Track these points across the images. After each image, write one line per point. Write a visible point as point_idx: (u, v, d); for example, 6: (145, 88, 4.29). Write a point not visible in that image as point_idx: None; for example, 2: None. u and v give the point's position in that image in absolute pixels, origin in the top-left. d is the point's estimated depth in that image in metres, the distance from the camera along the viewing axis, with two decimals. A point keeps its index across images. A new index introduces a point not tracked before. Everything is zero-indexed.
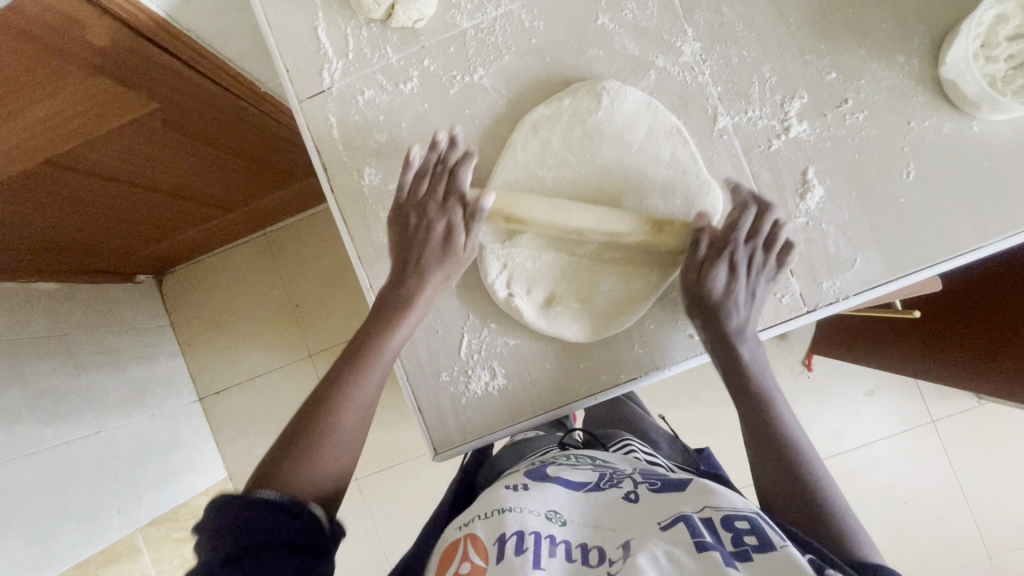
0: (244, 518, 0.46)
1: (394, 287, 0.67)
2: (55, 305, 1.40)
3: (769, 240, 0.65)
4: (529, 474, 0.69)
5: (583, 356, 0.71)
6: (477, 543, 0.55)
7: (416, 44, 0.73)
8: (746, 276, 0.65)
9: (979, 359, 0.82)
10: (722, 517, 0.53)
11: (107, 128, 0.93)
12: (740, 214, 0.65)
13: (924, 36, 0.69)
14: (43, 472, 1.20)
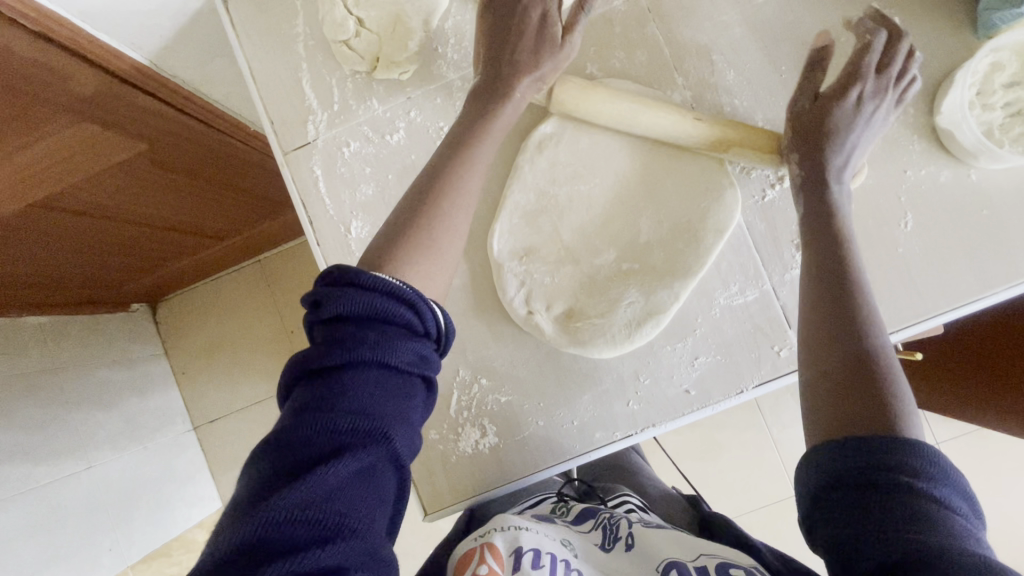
0: (363, 327, 0.46)
1: (491, 78, 0.64)
2: (45, 342, 1.38)
3: (886, 64, 0.64)
4: (535, 515, 0.72)
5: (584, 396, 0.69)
6: (494, 551, 0.58)
7: (402, 95, 0.72)
8: (870, 98, 0.63)
9: (985, 405, 0.79)
10: (718, 564, 0.57)
11: (94, 173, 0.91)
12: (870, 39, 0.64)
13: (919, 84, 0.67)
14: (31, 515, 1.17)
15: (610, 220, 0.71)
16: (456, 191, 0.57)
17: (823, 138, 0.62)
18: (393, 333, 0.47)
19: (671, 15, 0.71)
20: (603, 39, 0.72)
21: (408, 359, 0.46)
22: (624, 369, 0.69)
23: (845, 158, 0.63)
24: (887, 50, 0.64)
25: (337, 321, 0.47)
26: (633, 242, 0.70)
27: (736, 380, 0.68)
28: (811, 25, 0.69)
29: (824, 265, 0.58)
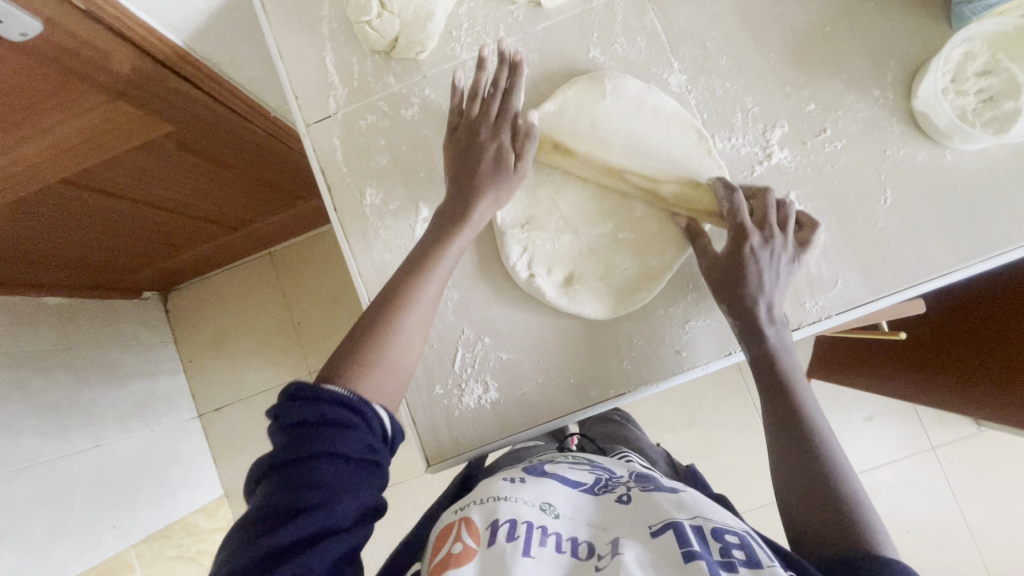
0: (314, 426, 0.50)
1: (450, 211, 0.69)
2: (62, 319, 1.43)
3: (765, 216, 0.68)
4: (526, 468, 0.70)
5: (581, 355, 0.74)
6: (470, 526, 0.56)
7: (417, 73, 0.78)
8: (768, 259, 0.66)
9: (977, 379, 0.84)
10: (711, 528, 0.54)
11: (124, 148, 0.97)
12: (730, 205, 0.68)
13: (897, 71, 0.73)
14: (43, 484, 1.19)
15: (611, 200, 0.75)
16: (404, 319, 0.62)
17: (741, 282, 0.66)
18: (341, 429, 0.51)
19: (669, 5, 0.76)
20: (605, 26, 0.77)
21: (357, 449, 0.51)
22: (620, 331, 0.73)
23: (767, 296, 0.66)
24: (761, 196, 0.69)
25: (293, 424, 0.51)
26: (631, 218, 0.75)
27: (726, 343, 0.72)
28: (797, 16, 0.74)
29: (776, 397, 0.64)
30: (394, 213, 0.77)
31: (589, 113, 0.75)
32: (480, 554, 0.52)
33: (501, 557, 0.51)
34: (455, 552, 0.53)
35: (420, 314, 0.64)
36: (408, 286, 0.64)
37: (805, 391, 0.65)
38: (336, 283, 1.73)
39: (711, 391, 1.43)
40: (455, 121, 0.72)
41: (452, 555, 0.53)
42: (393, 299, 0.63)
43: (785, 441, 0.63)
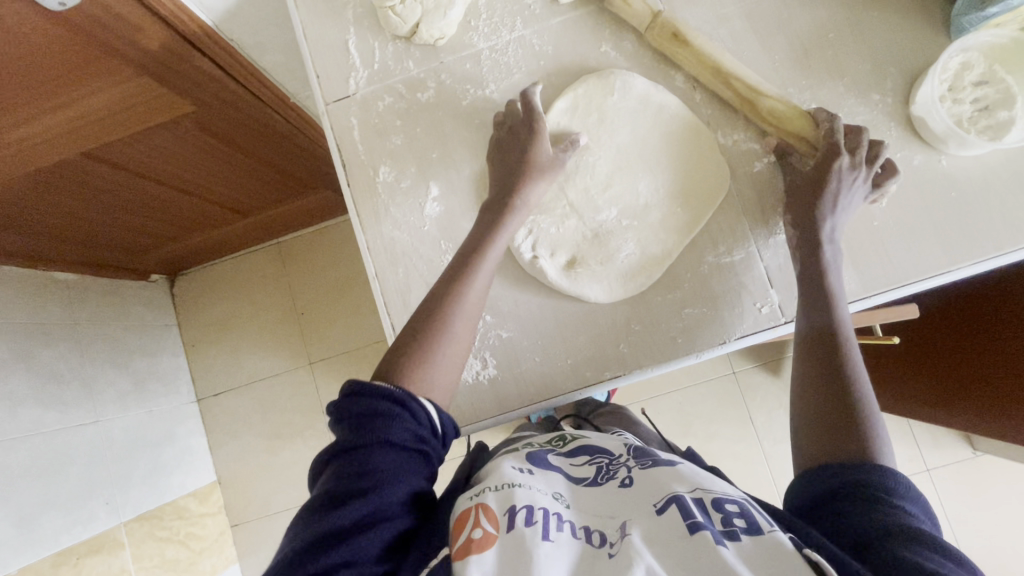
0: (366, 417, 0.52)
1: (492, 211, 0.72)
2: (71, 293, 1.44)
3: (855, 145, 0.70)
4: (528, 458, 0.65)
5: (578, 336, 0.76)
6: (488, 512, 0.51)
7: (435, 59, 0.81)
8: (850, 181, 0.69)
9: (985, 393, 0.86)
10: (712, 499, 0.51)
11: (145, 125, 0.99)
12: (831, 123, 0.70)
13: (897, 78, 0.75)
14: (40, 456, 1.21)
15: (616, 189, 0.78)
16: (454, 328, 0.63)
17: (819, 197, 0.68)
18: (390, 417, 0.53)
19: (679, 5, 0.79)
20: (616, 23, 0.80)
21: (404, 438, 0.52)
22: (618, 315, 0.75)
23: (836, 218, 0.69)
24: (855, 134, 0.71)
25: (348, 416, 0.53)
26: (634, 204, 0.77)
27: (721, 331, 0.73)
28: (801, 22, 0.77)
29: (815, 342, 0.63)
30: (404, 191, 0.80)
31: (598, 107, 0.78)
32: (501, 540, 0.47)
33: (519, 541, 0.46)
34: (476, 539, 0.47)
35: (468, 324, 0.65)
36: (456, 286, 0.65)
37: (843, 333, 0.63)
38: (343, 274, 1.72)
39: (708, 401, 1.44)
40: (496, 141, 0.76)
41: (473, 542, 0.47)
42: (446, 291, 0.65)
43: (811, 378, 0.61)
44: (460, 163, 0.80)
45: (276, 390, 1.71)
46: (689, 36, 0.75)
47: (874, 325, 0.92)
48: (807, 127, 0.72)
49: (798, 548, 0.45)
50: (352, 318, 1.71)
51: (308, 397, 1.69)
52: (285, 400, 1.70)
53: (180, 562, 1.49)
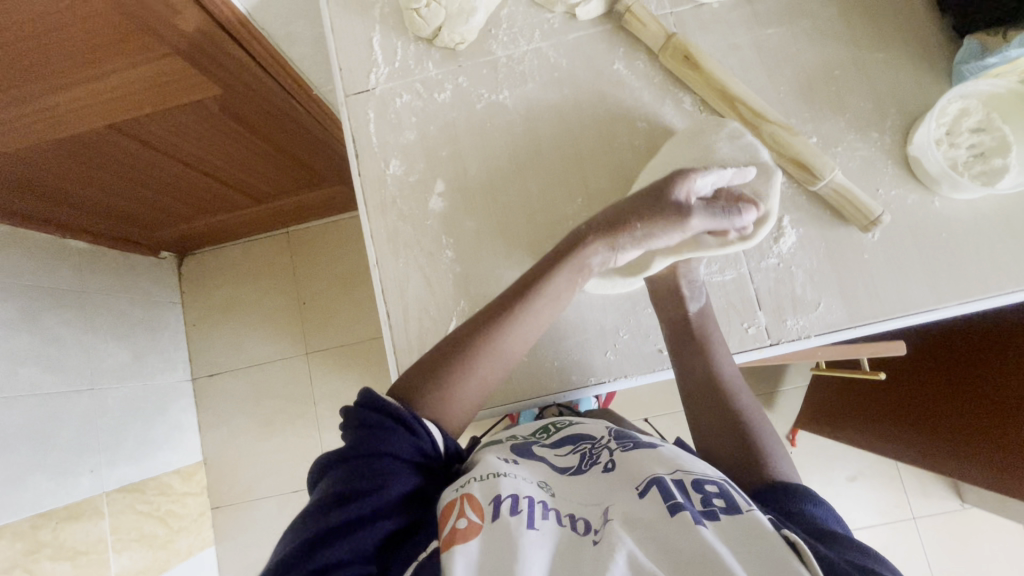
0: (373, 427, 0.56)
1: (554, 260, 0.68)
2: (83, 262, 1.46)
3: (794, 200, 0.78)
4: (514, 449, 0.66)
5: (566, 337, 0.78)
6: (473, 502, 0.51)
7: (454, 63, 0.85)
8: (774, 243, 0.77)
9: (977, 445, 0.88)
10: (692, 480, 0.53)
11: (172, 104, 1.02)
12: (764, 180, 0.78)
13: (896, 119, 0.78)
14: (33, 417, 1.24)
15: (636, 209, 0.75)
16: (464, 384, 0.63)
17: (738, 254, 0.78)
18: (393, 430, 0.56)
19: (693, 31, 0.82)
20: (631, 43, 0.83)
21: (405, 449, 0.56)
22: (607, 323, 0.78)
23: (769, 265, 0.77)
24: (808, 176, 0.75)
25: (354, 427, 0.57)
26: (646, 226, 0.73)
27: None
28: (808, 57, 0.80)
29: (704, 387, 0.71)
30: (412, 185, 0.83)
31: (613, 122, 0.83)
32: (486, 530, 0.48)
33: (504, 531, 0.47)
34: (461, 530, 0.48)
35: (480, 384, 0.65)
36: (495, 330, 0.65)
37: (729, 377, 0.72)
38: (347, 269, 1.72)
39: None
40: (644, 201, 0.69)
41: (459, 531, 0.48)
42: (485, 330, 0.65)
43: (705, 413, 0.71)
44: (469, 163, 0.83)
45: (270, 377, 1.71)
46: (699, 60, 0.78)
47: (861, 359, 0.94)
48: (810, 153, 0.75)
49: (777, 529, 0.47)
50: (353, 313, 1.70)
51: (300, 386, 1.69)
52: (278, 388, 1.70)
53: (157, 539, 1.49)
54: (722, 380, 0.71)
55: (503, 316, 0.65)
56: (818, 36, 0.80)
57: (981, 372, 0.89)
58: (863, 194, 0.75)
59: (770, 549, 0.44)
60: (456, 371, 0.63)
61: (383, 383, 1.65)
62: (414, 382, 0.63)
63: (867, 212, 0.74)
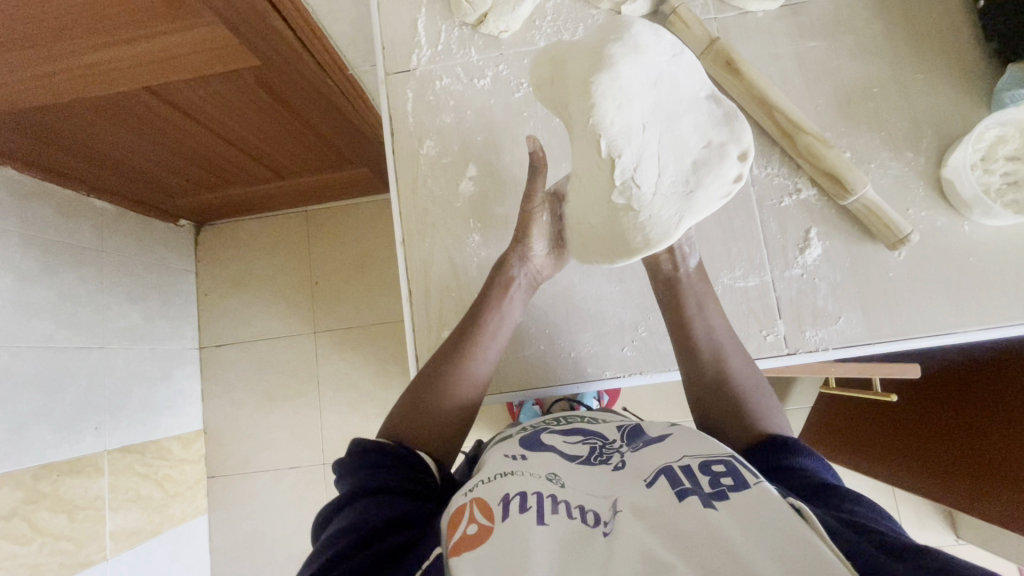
0: (360, 473, 0.58)
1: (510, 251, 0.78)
2: (105, 222, 1.47)
3: (821, 213, 0.78)
4: (524, 443, 0.65)
5: (583, 330, 0.81)
6: (481, 506, 0.49)
7: (496, 50, 0.86)
8: (799, 256, 0.78)
9: (978, 476, 0.87)
10: (700, 463, 0.51)
11: (209, 71, 1.01)
12: (797, 191, 0.79)
13: (931, 141, 0.78)
14: (43, 369, 1.26)
15: (639, 155, 0.63)
16: (458, 388, 0.69)
17: (761, 262, 0.79)
18: (378, 467, 0.58)
19: (736, 38, 0.83)
20: None
21: (393, 479, 0.56)
22: (625, 319, 0.81)
23: (790, 275, 0.78)
24: (838, 188, 0.75)
25: (347, 479, 0.58)
26: (663, 179, 0.64)
27: None
28: (849, 73, 0.81)
29: (705, 361, 0.68)
30: (444, 167, 0.85)
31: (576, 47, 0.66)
32: (495, 529, 0.44)
33: (511, 526, 0.44)
34: (470, 533, 0.45)
35: (474, 384, 0.71)
36: (472, 339, 0.72)
37: (729, 350, 0.69)
38: (362, 250, 1.72)
39: None
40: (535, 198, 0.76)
41: (466, 539, 0.44)
42: (462, 340, 0.72)
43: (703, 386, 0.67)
44: (502, 150, 0.84)
45: (276, 352, 1.71)
46: (741, 65, 0.78)
47: (873, 379, 0.93)
48: (844, 166, 0.75)
49: (781, 496, 0.45)
50: (364, 295, 1.70)
51: (305, 363, 1.69)
52: (283, 363, 1.70)
53: (152, 502, 1.50)
54: (721, 352, 0.69)
55: (479, 321, 0.74)
56: (861, 53, 0.81)
57: (991, 402, 0.88)
58: (893, 212, 0.75)
59: (781, 515, 0.41)
60: (445, 382, 0.69)
61: (388, 367, 1.66)
62: (406, 416, 0.67)
63: (897, 231, 0.74)
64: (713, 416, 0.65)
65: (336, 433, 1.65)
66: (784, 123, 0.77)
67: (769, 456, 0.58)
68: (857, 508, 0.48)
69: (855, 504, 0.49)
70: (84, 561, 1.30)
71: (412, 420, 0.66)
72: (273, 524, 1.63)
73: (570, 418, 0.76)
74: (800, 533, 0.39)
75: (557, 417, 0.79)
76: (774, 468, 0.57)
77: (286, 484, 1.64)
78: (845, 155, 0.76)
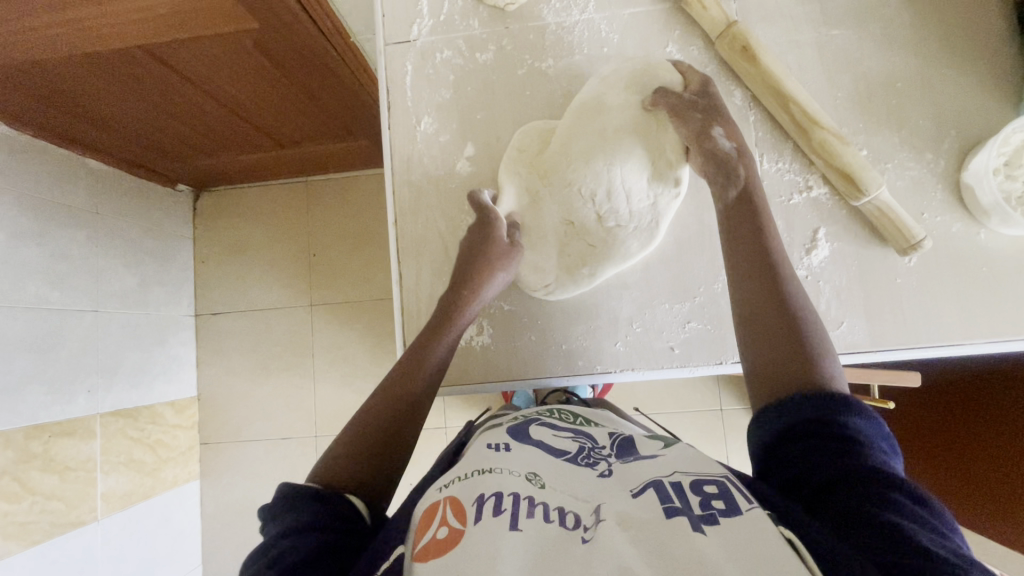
0: (283, 515, 0.50)
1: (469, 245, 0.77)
2: (100, 183, 1.43)
3: (834, 212, 0.75)
4: (511, 434, 0.64)
5: (574, 323, 0.79)
6: (457, 507, 0.47)
7: (501, 23, 0.81)
8: (805, 258, 0.75)
9: (980, 495, 0.87)
10: (691, 482, 0.49)
11: (204, 33, 0.96)
12: (808, 190, 0.75)
13: (954, 143, 0.74)
14: (37, 330, 1.25)
15: (610, 189, 0.76)
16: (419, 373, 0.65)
17: None
18: (304, 502, 0.51)
19: (755, 22, 0.78)
20: (688, 27, 0.80)
21: (318, 513, 0.49)
22: (621, 314, 0.79)
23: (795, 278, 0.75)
24: (853, 193, 0.72)
25: (272, 521, 0.50)
26: (633, 201, 0.76)
27: (718, 352, 0.77)
28: (871, 65, 0.76)
29: (761, 289, 0.60)
30: (442, 146, 0.81)
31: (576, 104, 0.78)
32: (467, 533, 0.42)
33: (486, 530, 0.42)
34: (441, 537, 0.43)
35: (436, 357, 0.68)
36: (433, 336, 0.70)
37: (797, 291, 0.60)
38: (362, 225, 1.68)
39: (693, 433, 1.39)
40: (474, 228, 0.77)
41: (435, 542, 0.42)
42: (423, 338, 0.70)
43: (754, 316, 0.59)
44: (503, 130, 0.81)
45: (270, 323, 1.69)
46: (758, 52, 0.74)
47: (872, 385, 0.91)
48: (862, 168, 0.71)
49: (774, 523, 0.42)
50: (360, 271, 1.67)
51: (300, 336, 1.68)
52: (277, 335, 1.68)
53: (144, 466, 1.51)
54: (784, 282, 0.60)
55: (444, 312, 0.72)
56: (886, 44, 0.76)
57: (988, 416, 0.86)
58: (907, 216, 0.71)
59: (771, 546, 0.38)
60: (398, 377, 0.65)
61: (382, 344, 1.65)
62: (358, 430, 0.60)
63: (910, 236, 0.71)
64: (765, 347, 0.57)
65: (329, 408, 1.65)
66: (801, 120, 0.73)
67: (827, 414, 0.50)
68: (914, 509, 0.41)
69: (913, 503, 0.42)
70: (74, 522, 1.31)
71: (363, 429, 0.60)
72: (263, 493, 1.64)
73: (563, 413, 0.75)
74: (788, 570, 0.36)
75: (547, 409, 0.77)
76: (822, 433, 0.49)
77: (277, 455, 1.65)
78: (864, 159, 0.72)
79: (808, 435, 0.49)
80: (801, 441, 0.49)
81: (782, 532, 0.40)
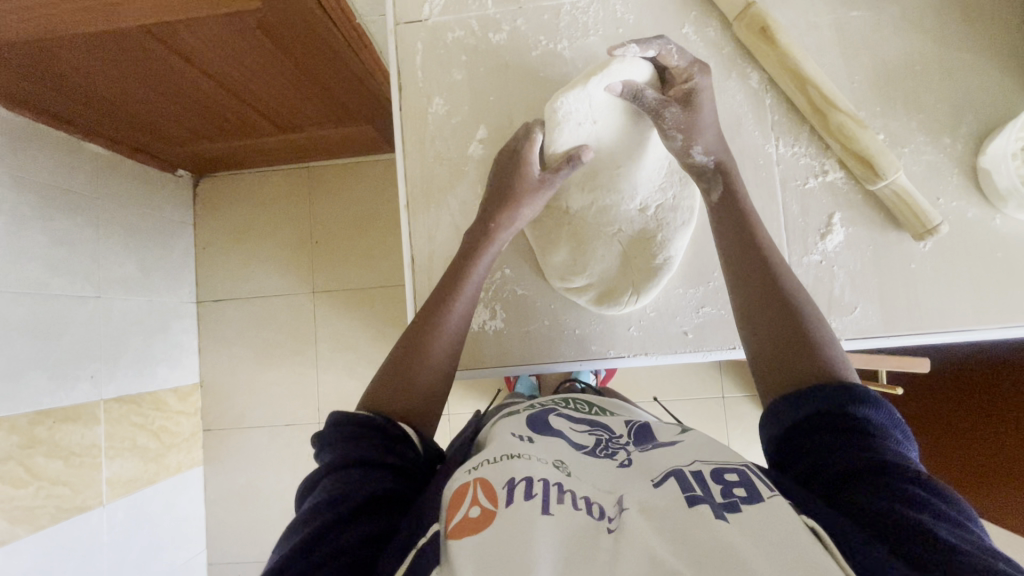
0: (339, 444, 0.54)
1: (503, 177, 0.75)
2: (99, 167, 1.41)
3: (850, 197, 0.75)
4: (530, 422, 0.64)
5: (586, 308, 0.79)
6: (488, 488, 0.46)
7: (514, 3, 0.80)
8: (818, 244, 0.75)
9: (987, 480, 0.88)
10: (712, 470, 0.49)
11: (208, 13, 0.94)
12: (823, 175, 0.75)
13: (971, 127, 0.73)
14: (39, 316, 1.24)
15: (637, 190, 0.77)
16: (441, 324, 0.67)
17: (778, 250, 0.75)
18: (361, 436, 0.55)
19: (773, 3, 0.77)
20: (704, 8, 0.78)
21: (372, 449, 0.53)
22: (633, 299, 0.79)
23: (810, 262, 0.75)
24: (871, 176, 0.71)
25: (329, 445, 0.55)
26: (652, 195, 0.78)
27: (731, 338, 0.77)
28: (890, 47, 0.75)
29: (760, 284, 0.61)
30: (454, 128, 0.81)
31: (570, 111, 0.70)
32: (499, 517, 0.42)
33: (518, 515, 0.42)
34: (473, 517, 0.42)
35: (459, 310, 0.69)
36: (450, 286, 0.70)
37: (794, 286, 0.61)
38: (366, 210, 1.67)
39: (695, 419, 1.40)
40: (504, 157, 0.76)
41: (469, 522, 0.42)
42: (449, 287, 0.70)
43: (752, 308, 0.60)
44: (515, 112, 0.80)
45: (273, 309, 1.68)
46: (776, 33, 0.73)
47: (881, 371, 0.91)
48: (881, 152, 0.71)
49: (796, 513, 0.42)
50: (363, 258, 1.66)
51: (302, 322, 1.67)
52: (280, 322, 1.68)
53: (148, 452, 1.51)
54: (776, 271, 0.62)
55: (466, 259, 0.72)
56: (905, 26, 0.75)
57: (994, 403, 0.88)
58: (923, 200, 0.71)
59: (794, 537, 0.38)
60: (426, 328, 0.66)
61: (386, 331, 1.64)
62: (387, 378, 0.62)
63: (929, 221, 0.70)
64: (762, 338, 0.58)
65: (332, 394, 1.65)
66: (819, 103, 0.72)
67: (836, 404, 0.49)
68: (930, 500, 0.41)
69: (926, 492, 0.42)
70: (80, 507, 1.31)
71: (392, 378, 0.62)
72: (267, 479, 1.64)
73: (577, 402, 0.75)
74: (812, 562, 0.36)
75: (560, 397, 0.77)
76: (830, 425, 0.49)
77: (280, 441, 1.65)
78: (883, 145, 0.72)
79: (814, 430, 0.49)
80: (810, 434, 0.49)
81: (804, 525, 0.40)
